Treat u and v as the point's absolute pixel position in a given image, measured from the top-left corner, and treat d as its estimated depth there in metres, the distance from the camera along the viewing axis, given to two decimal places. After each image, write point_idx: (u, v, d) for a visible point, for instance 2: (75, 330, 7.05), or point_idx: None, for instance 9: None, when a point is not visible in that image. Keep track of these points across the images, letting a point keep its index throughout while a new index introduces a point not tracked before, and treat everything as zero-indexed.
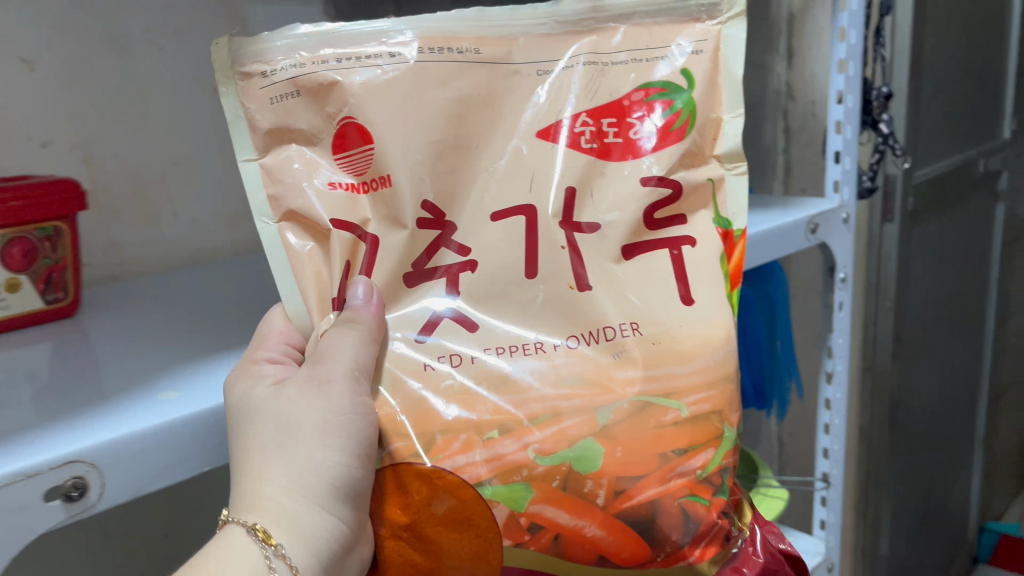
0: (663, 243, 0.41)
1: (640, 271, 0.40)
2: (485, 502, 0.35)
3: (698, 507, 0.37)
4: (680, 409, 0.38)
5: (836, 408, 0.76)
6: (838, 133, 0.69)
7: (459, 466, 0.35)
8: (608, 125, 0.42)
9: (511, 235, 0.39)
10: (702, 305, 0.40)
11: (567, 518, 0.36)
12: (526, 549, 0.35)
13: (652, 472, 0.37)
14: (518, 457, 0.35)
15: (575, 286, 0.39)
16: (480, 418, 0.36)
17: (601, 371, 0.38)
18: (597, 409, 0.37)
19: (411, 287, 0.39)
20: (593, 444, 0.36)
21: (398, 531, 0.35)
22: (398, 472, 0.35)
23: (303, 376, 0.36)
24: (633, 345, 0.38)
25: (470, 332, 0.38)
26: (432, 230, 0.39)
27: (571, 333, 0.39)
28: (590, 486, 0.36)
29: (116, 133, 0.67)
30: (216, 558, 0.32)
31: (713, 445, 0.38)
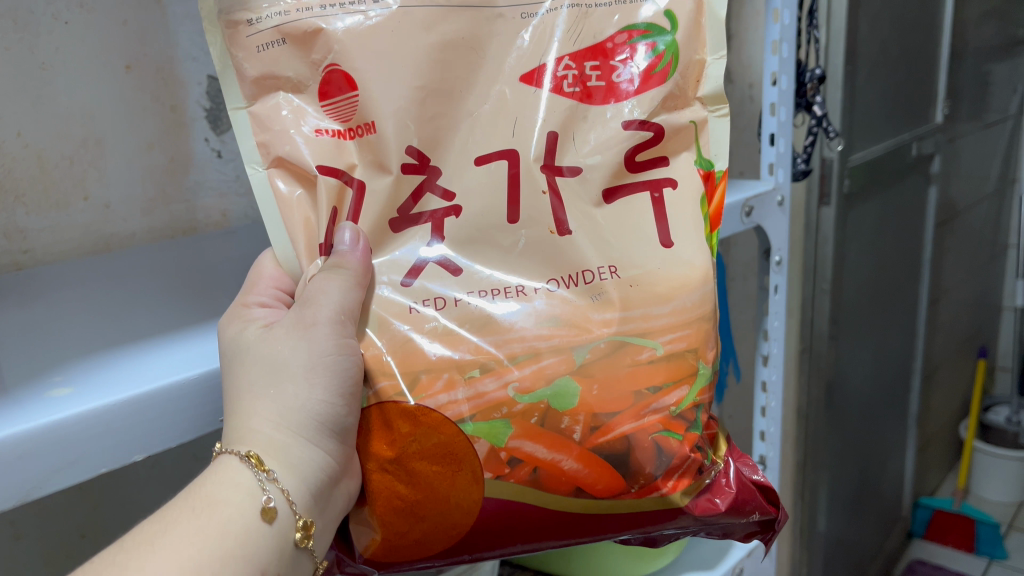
0: (644, 186, 0.42)
1: (621, 214, 0.41)
2: (466, 437, 0.36)
3: (671, 442, 0.39)
4: (655, 347, 0.40)
5: (772, 391, 0.78)
6: (772, 116, 0.72)
7: (441, 404, 0.36)
8: (590, 69, 0.42)
9: (494, 179, 0.40)
10: (683, 249, 0.41)
11: (545, 452, 0.37)
12: (505, 482, 0.37)
13: (627, 409, 0.39)
14: (498, 395, 0.37)
15: (555, 230, 0.40)
16: (461, 357, 0.37)
17: (579, 313, 0.39)
18: (574, 349, 0.38)
19: (398, 232, 0.39)
20: (570, 383, 0.38)
21: (384, 465, 0.36)
22: (383, 408, 0.36)
23: (290, 319, 0.36)
24: (611, 288, 0.40)
25: (453, 277, 0.39)
26: (417, 175, 0.40)
27: (551, 276, 0.40)
28: (568, 423, 0.38)
29: (20, 108, 0.60)
30: (212, 481, 0.34)
31: (688, 382, 0.40)
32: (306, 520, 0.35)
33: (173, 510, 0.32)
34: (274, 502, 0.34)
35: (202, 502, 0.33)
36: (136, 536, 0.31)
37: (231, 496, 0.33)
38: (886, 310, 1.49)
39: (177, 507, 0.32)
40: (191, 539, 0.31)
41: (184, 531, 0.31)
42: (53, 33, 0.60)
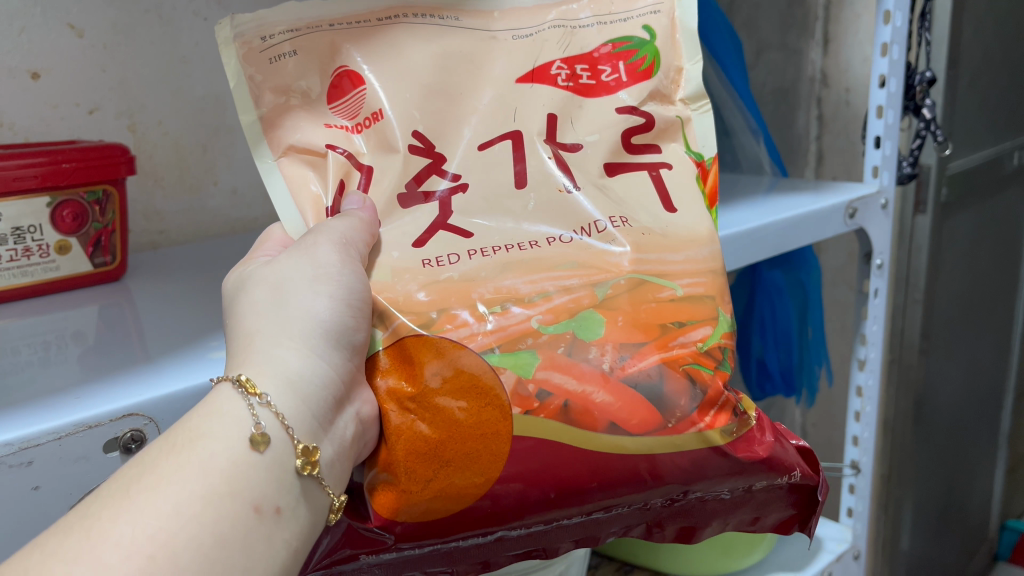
0: (643, 165, 0.46)
1: (626, 184, 0.45)
2: (493, 368, 0.38)
3: (703, 375, 0.40)
4: (675, 289, 0.42)
5: (867, 395, 0.78)
6: (879, 118, 0.71)
7: (463, 336, 0.38)
8: (581, 70, 0.46)
9: (501, 157, 0.44)
10: (687, 212, 0.44)
11: (574, 385, 0.38)
12: (536, 417, 0.37)
13: (654, 341, 0.40)
14: (522, 327, 0.39)
15: (563, 189, 0.44)
16: (481, 297, 0.40)
17: (598, 256, 0.42)
18: (595, 286, 0.41)
19: (406, 208, 0.42)
20: (594, 314, 0.40)
21: (405, 404, 0.37)
22: (403, 344, 0.38)
23: (292, 249, 0.39)
24: (619, 233, 0.43)
25: (465, 240, 0.42)
26: (423, 157, 0.43)
27: (570, 228, 0.43)
28: (595, 353, 0.39)
29: (160, 98, 0.71)
30: (204, 412, 0.34)
31: (711, 323, 0.42)
32: (306, 446, 0.35)
33: (154, 451, 0.33)
34: (263, 424, 0.34)
35: (184, 439, 0.33)
36: (113, 484, 0.31)
37: (215, 428, 0.33)
38: (980, 322, 1.42)
39: (158, 449, 0.33)
40: (170, 479, 0.31)
41: (163, 472, 0.31)
42: (194, 29, 0.72)
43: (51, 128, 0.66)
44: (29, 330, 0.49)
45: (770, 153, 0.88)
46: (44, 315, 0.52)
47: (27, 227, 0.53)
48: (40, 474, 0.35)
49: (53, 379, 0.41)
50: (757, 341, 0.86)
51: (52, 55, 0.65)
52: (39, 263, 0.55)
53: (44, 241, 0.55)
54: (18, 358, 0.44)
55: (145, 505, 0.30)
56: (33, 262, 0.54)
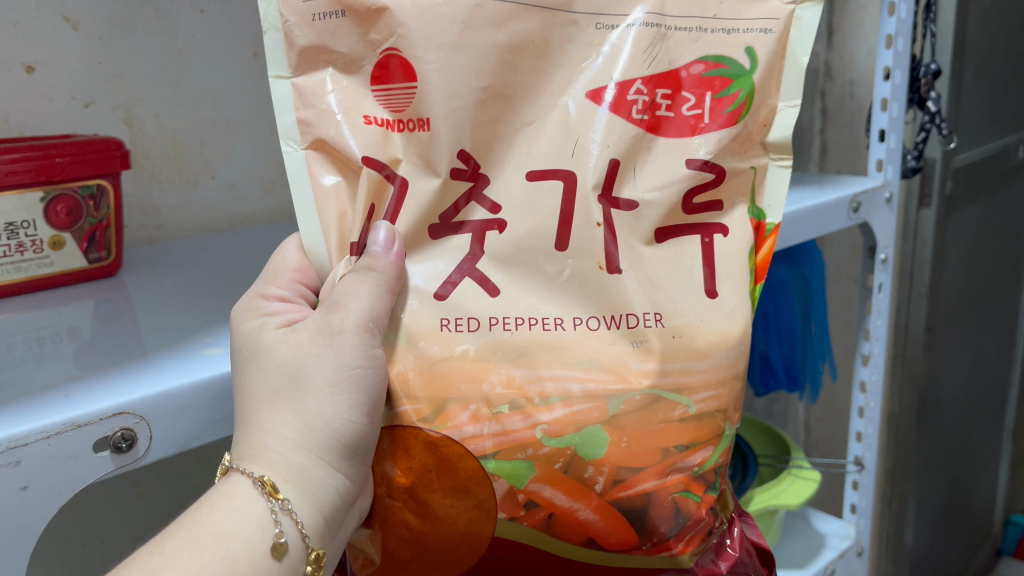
0: (696, 228, 0.37)
1: (672, 256, 0.37)
2: (487, 476, 0.34)
3: (689, 502, 0.36)
4: (688, 404, 0.35)
5: (871, 390, 0.75)
6: (883, 111, 0.69)
7: (465, 436, 0.34)
8: (662, 96, 0.37)
9: (548, 201, 0.36)
10: (728, 300, 0.36)
11: (564, 500, 0.35)
12: (518, 524, 0.35)
13: (652, 465, 0.35)
14: (525, 434, 0.35)
15: (605, 267, 0.36)
16: (490, 390, 0.35)
17: (619, 357, 0.35)
18: (609, 398, 0.35)
19: (437, 240, 0.36)
20: (599, 432, 0.35)
21: (397, 493, 0.35)
22: (404, 433, 0.35)
23: (314, 322, 0.35)
24: (649, 335, 0.36)
25: (492, 297, 0.36)
26: (464, 181, 0.36)
27: (595, 312, 0.36)
28: (591, 472, 0.35)
29: (156, 92, 0.67)
30: (221, 507, 0.32)
31: (714, 443, 0.36)
32: (318, 552, 0.34)
33: (173, 542, 0.31)
34: (283, 531, 0.32)
35: (206, 535, 0.31)
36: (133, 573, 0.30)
37: (237, 528, 0.32)
38: (986, 317, 1.32)
39: (177, 539, 0.31)
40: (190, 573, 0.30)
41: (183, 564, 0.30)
42: (191, 22, 0.67)
43: (47, 122, 0.61)
44: (20, 327, 0.45)
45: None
46: (37, 312, 0.48)
47: (20, 222, 0.49)
48: (30, 473, 0.31)
49: (49, 375, 0.37)
50: (761, 336, 0.83)
51: (48, 47, 0.60)
52: (33, 259, 0.50)
53: (37, 237, 0.50)
54: (11, 355, 0.41)
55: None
56: (27, 258, 0.50)
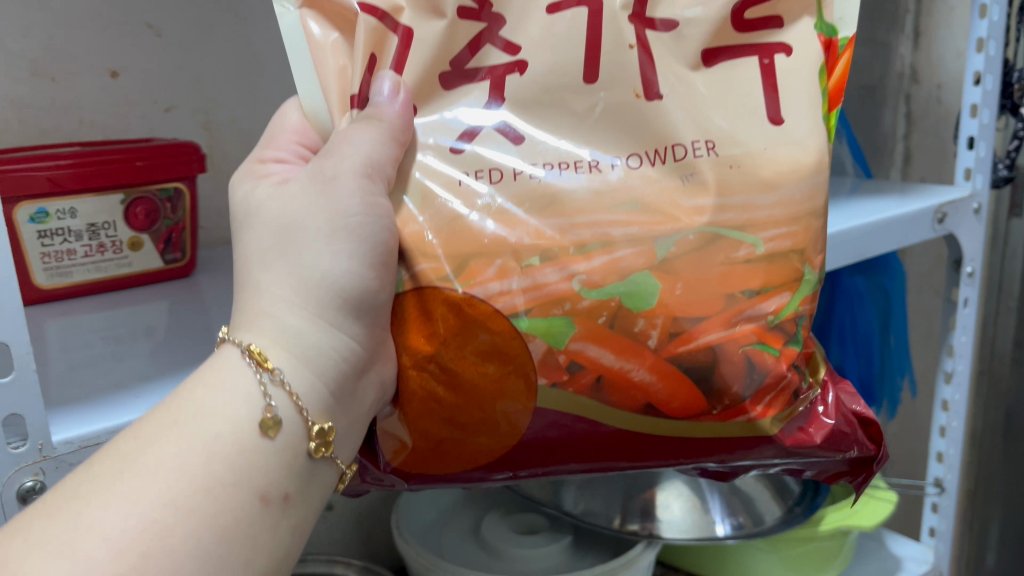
0: (753, 48, 0.32)
1: (723, 81, 0.32)
2: (520, 335, 0.29)
3: (766, 357, 0.30)
4: (756, 246, 0.30)
5: (955, 410, 0.65)
6: (971, 118, 0.59)
7: (491, 294, 0.29)
8: None
9: (570, 32, 0.31)
10: (797, 126, 0.31)
11: (613, 360, 0.30)
12: (563, 391, 0.30)
13: (715, 314, 0.30)
14: (562, 288, 0.29)
15: (642, 94, 0.31)
16: (518, 241, 0.30)
17: (666, 195, 0.31)
18: (656, 239, 0.30)
19: (450, 90, 0.32)
20: (648, 278, 0.30)
21: (420, 363, 0.30)
22: (423, 295, 0.29)
23: (308, 172, 0.30)
24: (706, 167, 0.31)
25: (514, 146, 0.31)
26: (477, 22, 0.31)
27: (634, 150, 0.31)
28: (642, 327, 0.30)
29: (231, 95, 0.59)
30: (207, 384, 0.28)
31: (790, 289, 0.31)
32: (323, 427, 0.28)
33: (150, 424, 0.27)
34: (275, 406, 0.28)
35: (185, 417, 0.27)
36: (105, 459, 0.26)
37: (219, 407, 0.27)
38: None
39: (157, 420, 0.27)
40: (167, 463, 0.26)
41: (156, 454, 0.26)
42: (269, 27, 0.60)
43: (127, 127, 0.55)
44: (100, 324, 0.43)
45: (854, 153, 0.71)
46: (113, 310, 0.46)
47: (102, 223, 0.45)
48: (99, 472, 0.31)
49: (122, 374, 0.37)
50: (836, 349, 0.67)
51: (138, 53, 0.55)
52: (112, 259, 0.47)
53: (117, 238, 0.47)
54: (90, 351, 0.40)
55: (137, 492, 0.25)
56: (106, 258, 0.47)
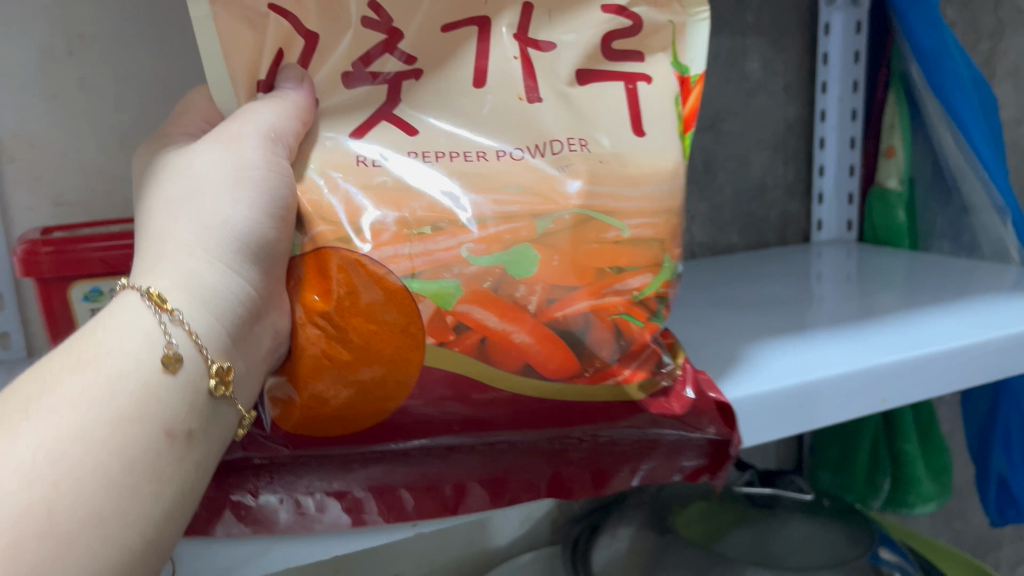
0: (619, 75, 0.36)
1: (594, 97, 0.36)
2: (410, 296, 0.31)
3: (632, 328, 0.33)
4: (621, 230, 0.34)
5: None
6: None
7: (386, 257, 0.31)
8: None
9: (461, 46, 0.36)
10: (656, 138, 0.35)
11: (496, 322, 0.32)
12: (450, 351, 0.32)
13: (586, 285, 0.33)
14: (451, 253, 0.32)
15: (524, 97, 0.35)
16: (411, 214, 0.32)
17: (547, 183, 0.34)
18: (537, 218, 0.34)
19: (350, 88, 0.35)
20: (529, 250, 0.33)
21: (314, 319, 0.31)
22: (319, 255, 0.32)
23: (212, 135, 0.32)
24: (574, 159, 0.35)
25: (409, 136, 0.34)
26: (377, 32, 0.35)
27: (520, 144, 0.35)
28: (523, 292, 0.32)
29: None
30: (105, 324, 0.28)
31: (651, 270, 0.35)
32: (221, 367, 0.29)
33: (51, 365, 0.27)
34: (176, 343, 0.28)
35: (91, 354, 0.27)
36: (10, 399, 0.25)
37: (121, 346, 0.27)
38: None
39: (58, 360, 0.27)
40: (74, 398, 0.25)
41: (63, 389, 0.25)
42: None
43: None
44: None
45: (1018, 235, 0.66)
46: None
47: None
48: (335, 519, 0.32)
49: None
50: (1000, 456, 0.67)
51: None
52: None
53: None
54: None
55: (45, 433, 0.24)
56: None
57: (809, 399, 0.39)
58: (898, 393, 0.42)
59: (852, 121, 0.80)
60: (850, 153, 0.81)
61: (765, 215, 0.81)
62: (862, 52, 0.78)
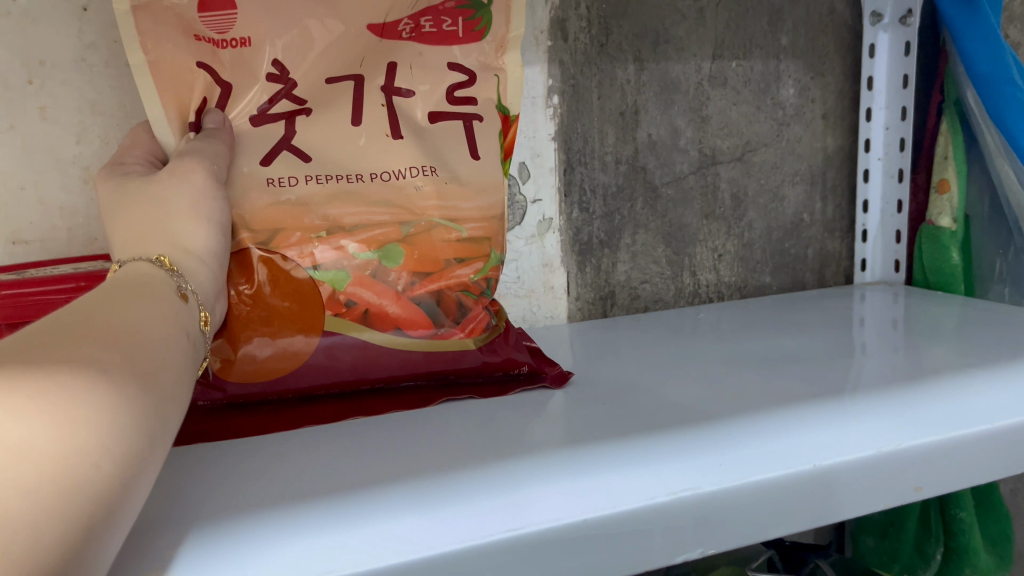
0: (456, 116, 0.44)
1: (440, 136, 0.44)
2: (313, 282, 0.40)
3: (467, 298, 0.44)
4: (460, 232, 0.44)
5: None
6: None
7: (299, 254, 0.41)
8: (426, 22, 0.43)
9: (342, 98, 0.42)
10: (487, 160, 0.45)
11: (374, 297, 0.41)
12: (342, 320, 0.41)
13: (433, 272, 0.43)
14: (338, 254, 0.41)
15: (390, 135, 0.43)
16: (311, 222, 0.41)
17: (405, 198, 0.43)
18: (400, 223, 0.43)
19: (258, 127, 0.41)
20: (396, 248, 0.42)
21: (243, 302, 0.40)
22: (242, 256, 0.40)
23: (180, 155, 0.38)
24: (422, 183, 0.43)
25: (307, 164, 0.41)
26: (277, 84, 0.41)
27: (383, 169, 0.43)
28: (394, 277, 0.42)
29: None
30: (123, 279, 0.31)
31: (480, 259, 0.45)
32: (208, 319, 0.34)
33: (112, 311, 0.27)
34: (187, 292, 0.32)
35: (140, 320, 0.28)
36: (67, 318, 0.26)
37: (156, 325, 0.28)
38: None
39: (114, 309, 0.27)
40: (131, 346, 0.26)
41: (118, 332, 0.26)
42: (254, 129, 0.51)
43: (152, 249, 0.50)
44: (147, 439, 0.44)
45: None
46: None
47: None
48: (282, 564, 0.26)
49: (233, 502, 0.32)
50: None
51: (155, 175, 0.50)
52: None
53: None
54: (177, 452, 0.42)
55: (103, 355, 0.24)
56: None
57: (823, 488, 0.33)
58: (933, 480, 0.36)
59: (900, 153, 0.69)
60: (897, 187, 0.70)
61: (800, 253, 0.70)
62: (911, 75, 0.67)
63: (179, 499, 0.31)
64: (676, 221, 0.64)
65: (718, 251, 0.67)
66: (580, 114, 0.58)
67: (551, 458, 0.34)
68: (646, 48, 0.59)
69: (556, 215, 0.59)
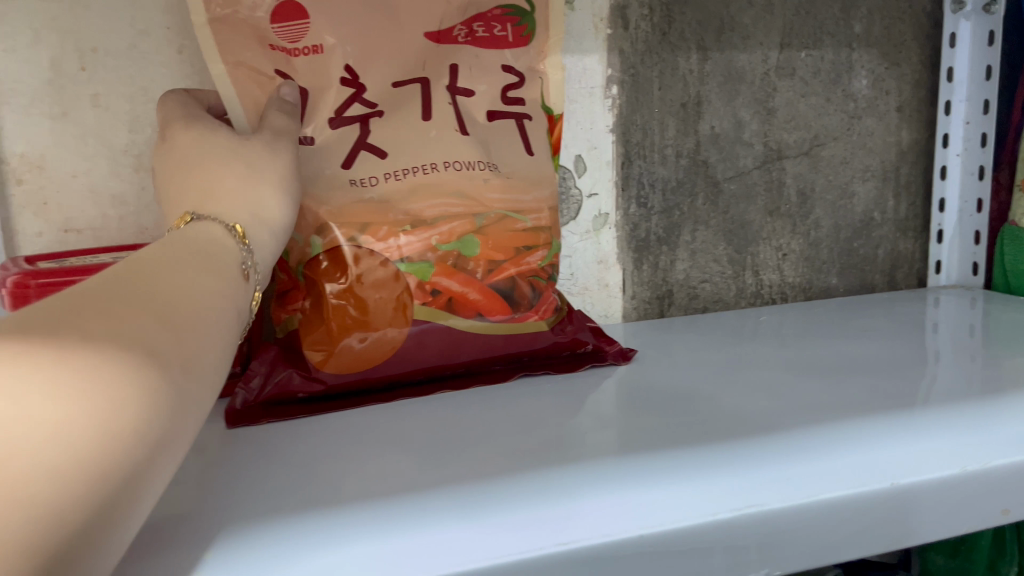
0: (511, 115, 0.45)
1: (499, 133, 0.44)
2: (399, 271, 0.40)
3: (539, 284, 0.44)
4: (525, 222, 0.44)
5: None
6: None
7: (383, 249, 0.40)
8: (479, 28, 0.44)
9: (410, 100, 0.42)
10: (542, 155, 0.45)
11: (458, 286, 0.41)
12: (428, 307, 0.40)
13: (510, 258, 0.43)
14: (419, 245, 0.41)
15: (458, 130, 0.43)
16: (393, 216, 0.41)
17: (476, 189, 0.42)
18: (474, 215, 0.42)
19: (335, 131, 0.40)
20: (473, 240, 0.42)
21: (340, 296, 0.40)
22: (335, 252, 0.40)
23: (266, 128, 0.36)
24: (490, 176, 0.43)
25: (381, 160, 0.41)
26: (347, 88, 0.40)
27: (456, 160, 0.42)
28: (472, 266, 0.42)
29: None
30: (196, 239, 0.29)
31: (546, 246, 0.45)
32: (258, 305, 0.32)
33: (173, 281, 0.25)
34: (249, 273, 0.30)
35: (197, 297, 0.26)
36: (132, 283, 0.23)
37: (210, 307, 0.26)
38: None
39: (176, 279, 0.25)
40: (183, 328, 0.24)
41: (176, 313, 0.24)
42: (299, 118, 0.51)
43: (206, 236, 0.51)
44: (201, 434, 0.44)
45: None
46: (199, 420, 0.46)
47: None
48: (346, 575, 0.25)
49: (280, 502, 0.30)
50: None
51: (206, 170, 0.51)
52: None
53: None
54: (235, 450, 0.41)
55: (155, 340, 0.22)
56: None
57: (900, 509, 0.30)
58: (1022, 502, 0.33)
59: (982, 149, 0.65)
60: (977, 185, 0.66)
61: (870, 253, 0.67)
62: (995, 65, 0.64)
63: (217, 504, 0.30)
64: (738, 218, 0.61)
65: (783, 250, 0.64)
66: (640, 104, 0.56)
67: (600, 467, 0.32)
68: (710, 36, 0.57)
69: (612, 210, 0.57)
